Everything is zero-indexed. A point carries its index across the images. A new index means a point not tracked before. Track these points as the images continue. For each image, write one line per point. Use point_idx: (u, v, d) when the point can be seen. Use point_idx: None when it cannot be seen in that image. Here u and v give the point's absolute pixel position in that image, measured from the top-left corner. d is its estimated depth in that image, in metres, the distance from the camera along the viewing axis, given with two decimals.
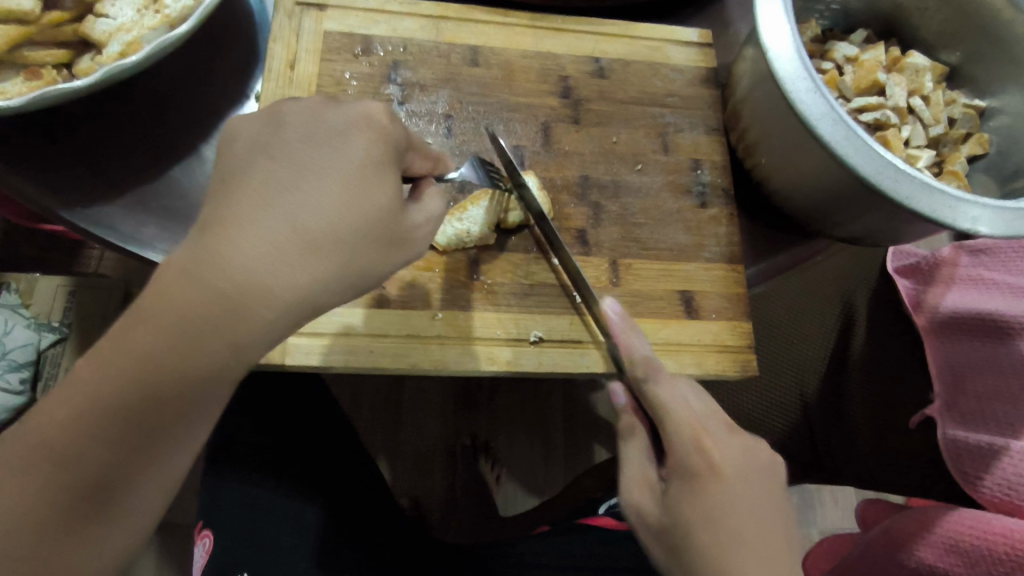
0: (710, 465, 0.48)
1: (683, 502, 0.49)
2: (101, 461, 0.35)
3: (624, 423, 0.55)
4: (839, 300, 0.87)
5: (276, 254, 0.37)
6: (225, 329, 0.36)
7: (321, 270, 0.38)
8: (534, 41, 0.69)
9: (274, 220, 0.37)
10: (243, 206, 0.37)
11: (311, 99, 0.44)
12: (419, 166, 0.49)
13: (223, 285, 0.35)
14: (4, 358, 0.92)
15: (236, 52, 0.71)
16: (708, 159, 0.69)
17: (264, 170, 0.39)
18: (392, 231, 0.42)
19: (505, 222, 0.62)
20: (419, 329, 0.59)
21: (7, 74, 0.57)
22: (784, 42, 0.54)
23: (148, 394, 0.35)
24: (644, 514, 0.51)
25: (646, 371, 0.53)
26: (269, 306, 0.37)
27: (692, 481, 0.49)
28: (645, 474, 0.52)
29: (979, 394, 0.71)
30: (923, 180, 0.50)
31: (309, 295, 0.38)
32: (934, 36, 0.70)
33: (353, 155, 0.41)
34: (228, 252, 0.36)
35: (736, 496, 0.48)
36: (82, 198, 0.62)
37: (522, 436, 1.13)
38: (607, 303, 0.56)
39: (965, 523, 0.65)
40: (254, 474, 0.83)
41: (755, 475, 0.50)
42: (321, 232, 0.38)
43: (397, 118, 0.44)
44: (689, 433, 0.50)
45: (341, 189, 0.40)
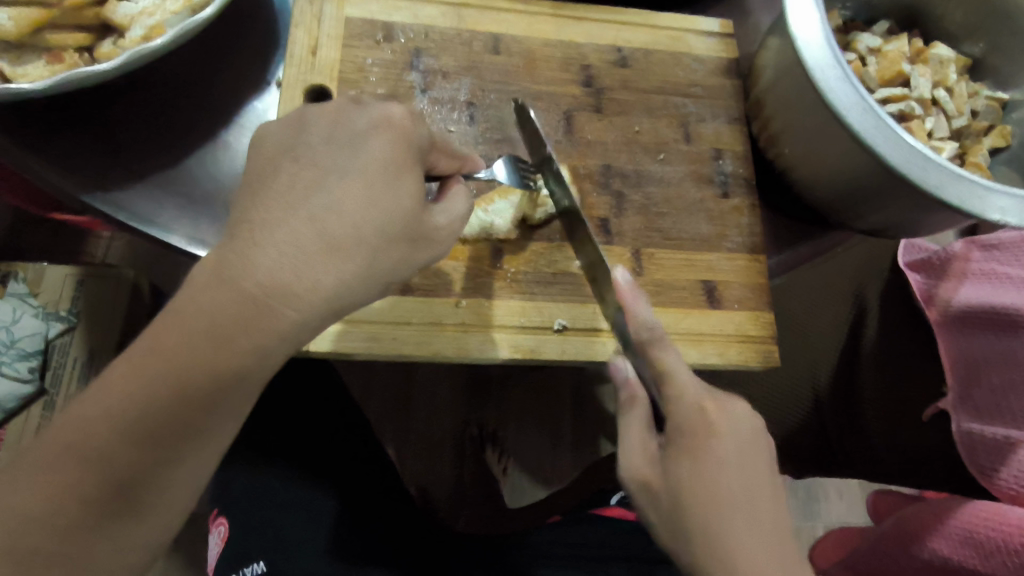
0: (710, 429, 0.49)
1: (683, 468, 0.49)
2: (135, 447, 0.34)
3: (625, 395, 0.54)
4: (852, 294, 0.87)
5: (299, 255, 0.37)
6: (251, 329, 0.35)
7: (343, 270, 0.38)
8: (557, 30, 0.69)
9: (299, 220, 0.37)
10: (270, 209, 0.38)
11: (331, 102, 0.43)
12: (443, 166, 0.49)
13: (252, 289, 0.36)
14: (13, 347, 0.92)
15: (256, 38, 0.70)
16: (731, 149, 0.68)
17: (293, 172, 0.39)
18: (414, 229, 0.42)
19: (528, 218, 0.62)
20: (441, 316, 0.59)
21: (27, 57, 0.57)
22: (813, 30, 0.53)
23: (180, 383, 0.35)
24: (644, 481, 0.51)
25: (651, 337, 0.51)
26: (296, 305, 0.36)
27: (689, 446, 0.49)
28: (644, 441, 0.52)
29: (993, 387, 0.71)
30: (952, 169, 0.50)
31: (335, 296, 0.38)
32: (958, 27, 0.69)
33: (372, 155, 0.41)
34: (255, 255, 0.36)
35: (732, 454, 0.49)
36: (104, 183, 0.62)
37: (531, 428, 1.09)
38: (617, 273, 0.53)
39: (980, 515, 0.65)
40: (267, 463, 0.83)
41: (754, 444, 0.50)
42: (343, 233, 0.38)
43: (418, 120, 0.44)
44: (691, 399, 0.50)
45: (363, 189, 0.40)
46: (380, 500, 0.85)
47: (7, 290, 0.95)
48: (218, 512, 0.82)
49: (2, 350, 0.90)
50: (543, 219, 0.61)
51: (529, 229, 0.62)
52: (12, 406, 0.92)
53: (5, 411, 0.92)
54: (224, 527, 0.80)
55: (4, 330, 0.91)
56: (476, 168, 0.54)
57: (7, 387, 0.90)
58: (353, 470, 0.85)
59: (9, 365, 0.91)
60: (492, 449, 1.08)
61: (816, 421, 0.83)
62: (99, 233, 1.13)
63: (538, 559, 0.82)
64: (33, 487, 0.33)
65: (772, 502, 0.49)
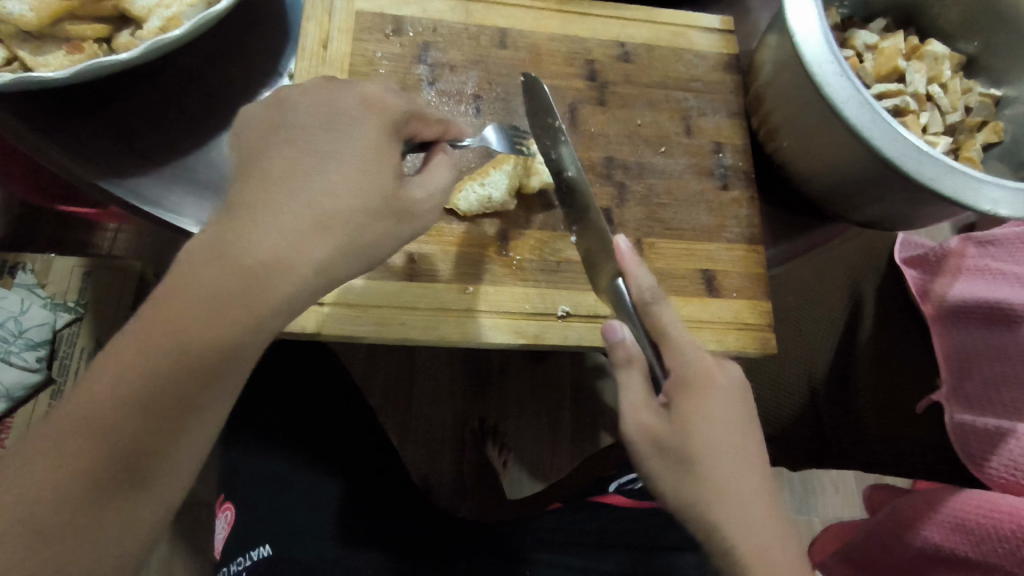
0: (709, 381, 0.51)
1: (690, 417, 0.50)
2: (146, 413, 0.35)
3: (623, 355, 0.52)
4: (848, 288, 0.89)
5: (291, 234, 0.38)
6: (251, 301, 0.37)
7: (332, 247, 0.39)
8: (561, 25, 0.70)
9: (289, 201, 0.39)
10: (261, 192, 0.39)
11: (314, 81, 0.45)
12: (426, 134, 0.49)
13: (247, 261, 0.37)
14: (21, 337, 0.94)
15: (267, 30, 0.72)
16: (730, 143, 0.70)
17: (284, 156, 0.40)
18: (399, 205, 0.43)
19: (523, 187, 0.64)
20: (447, 303, 0.60)
21: (47, 48, 0.59)
22: (811, 26, 0.55)
23: (190, 354, 0.36)
24: (650, 433, 0.50)
25: (653, 295, 0.53)
26: (291, 276, 0.38)
27: (691, 394, 0.50)
28: (647, 397, 0.51)
29: (986, 378, 0.73)
30: (946, 162, 0.52)
31: (324, 270, 0.39)
32: (952, 26, 0.71)
33: (362, 137, 0.42)
34: (248, 236, 0.37)
35: (727, 405, 0.51)
36: (118, 169, 0.64)
37: (530, 418, 1.15)
38: (619, 240, 0.55)
39: (972, 504, 0.67)
40: (275, 447, 0.85)
41: (743, 396, 0.53)
42: (334, 212, 0.40)
43: (395, 94, 0.46)
44: (692, 351, 0.52)
45: (349, 171, 0.41)
46: (387, 485, 0.87)
47: (17, 281, 0.98)
48: (225, 497, 0.84)
49: (10, 340, 0.93)
50: (539, 187, 0.63)
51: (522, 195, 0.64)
52: (21, 394, 0.93)
53: (15, 400, 0.94)
54: (233, 512, 0.81)
55: (13, 320, 0.93)
56: (460, 134, 0.55)
57: (16, 376, 0.93)
58: (360, 456, 0.87)
59: (17, 354, 0.93)
60: (492, 444, 1.11)
61: (811, 413, 0.85)
62: (104, 226, 1.14)
63: (538, 543, 0.84)
64: (49, 461, 0.34)
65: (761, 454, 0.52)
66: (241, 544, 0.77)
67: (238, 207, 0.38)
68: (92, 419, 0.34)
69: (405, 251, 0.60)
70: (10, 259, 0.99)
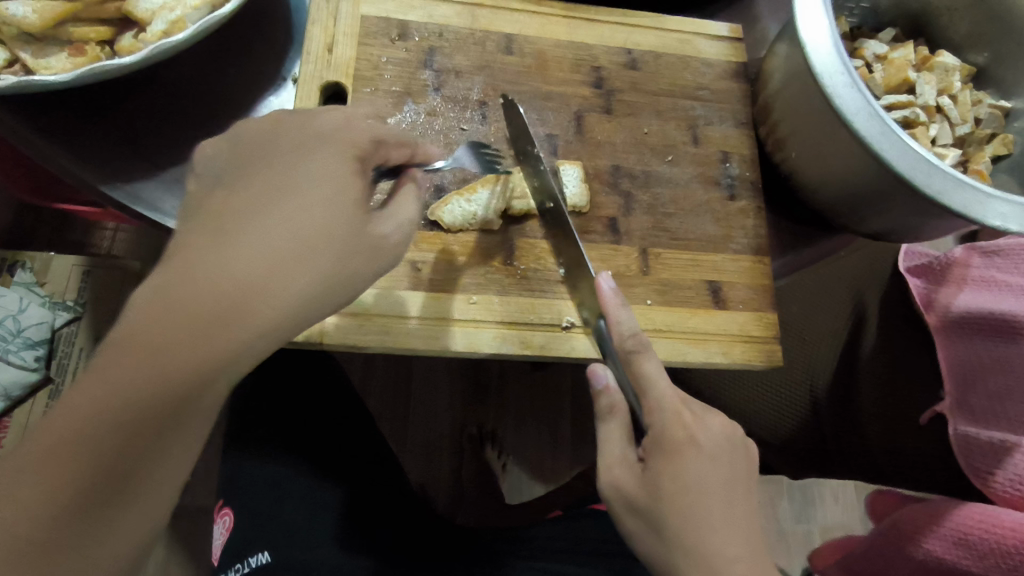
0: (689, 440, 0.49)
1: (662, 477, 0.49)
2: (129, 429, 0.34)
3: (605, 403, 0.54)
4: (851, 302, 0.88)
5: (254, 269, 0.36)
6: (212, 342, 0.35)
7: (299, 281, 0.38)
8: (568, 31, 0.70)
9: (250, 236, 0.37)
10: (221, 224, 0.37)
11: (273, 113, 0.44)
12: (394, 158, 0.48)
13: (206, 303, 0.35)
14: (19, 336, 0.92)
15: (272, 36, 0.71)
16: (738, 152, 0.69)
17: (241, 188, 0.39)
18: (371, 234, 0.42)
19: (511, 210, 0.62)
20: (452, 312, 0.60)
21: (50, 49, 0.58)
22: (822, 36, 0.55)
23: (175, 368, 0.35)
24: (623, 491, 0.51)
25: (634, 344, 0.54)
26: (258, 315, 0.36)
27: (667, 455, 0.49)
28: (623, 452, 0.52)
29: (990, 392, 0.72)
30: (956, 176, 0.51)
31: (293, 307, 0.38)
32: (961, 37, 0.70)
33: (322, 167, 0.41)
34: (209, 270, 0.36)
35: (708, 466, 0.49)
36: (123, 174, 0.63)
37: (530, 424, 1.14)
38: (600, 280, 0.56)
39: (975, 518, 0.66)
40: (274, 454, 0.84)
41: (730, 454, 0.51)
42: (298, 245, 0.38)
43: (357, 122, 0.45)
44: (670, 406, 0.51)
45: (319, 200, 0.40)
46: (387, 494, 0.86)
47: (15, 279, 0.96)
48: (223, 502, 0.83)
49: (9, 339, 0.91)
50: (523, 212, 0.62)
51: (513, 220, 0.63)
52: (20, 393, 0.93)
53: (14, 399, 0.93)
54: (228, 517, 0.80)
55: (12, 318, 0.91)
56: (430, 157, 0.53)
57: (14, 375, 0.91)
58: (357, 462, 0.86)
59: (15, 352, 0.91)
60: (491, 447, 1.11)
61: (815, 431, 0.82)
62: (104, 224, 1.13)
63: (537, 550, 0.83)
64: (52, 466, 0.33)
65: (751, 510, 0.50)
66: (235, 554, 0.75)
67: (226, 224, 0.37)
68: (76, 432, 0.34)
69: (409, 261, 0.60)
70: (10, 256, 0.98)
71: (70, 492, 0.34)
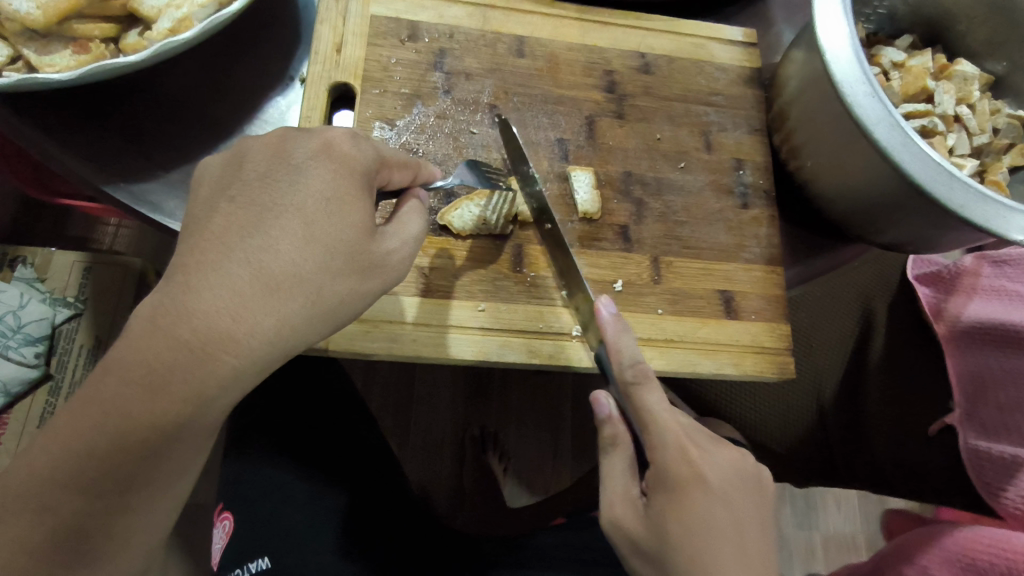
0: (694, 476, 0.49)
1: (665, 514, 0.49)
2: (130, 445, 0.36)
3: (608, 436, 0.54)
4: (859, 310, 0.86)
5: (237, 300, 0.37)
6: (189, 377, 0.36)
7: (284, 310, 0.39)
8: (581, 34, 0.69)
9: (235, 265, 0.38)
10: (205, 252, 0.38)
11: (274, 130, 0.44)
12: (397, 180, 0.49)
13: (186, 336, 0.36)
14: (19, 332, 0.92)
15: (279, 34, 0.70)
16: (751, 160, 0.68)
17: (227, 213, 0.39)
18: (362, 258, 0.43)
19: (519, 215, 0.62)
20: (462, 320, 0.59)
21: (55, 46, 0.57)
22: (842, 43, 0.54)
23: (166, 382, 0.36)
24: (626, 530, 0.51)
25: (634, 374, 0.52)
26: (246, 342, 0.37)
27: (673, 492, 0.49)
28: (627, 488, 0.52)
29: (1002, 404, 0.71)
30: (978, 188, 0.50)
31: (276, 337, 0.38)
32: (980, 45, 0.69)
33: (320, 189, 0.41)
34: (192, 300, 0.36)
35: (717, 503, 0.48)
36: (124, 174, 0.62)
37: (533, 431, 1.13)
38: (600, 304, 0.55)
39: (983, 541, 0.64)
40: (276, 457, 0.83)
41: (738, 483, 0.50)
42: (283, 274, 0.39)
43: (357, 142, 0.45)
44: (674, 442, 0.50)
45: (314, 224, 0.40)
46: (389, 497, 0.85)
47: (16, 275, 0.96)
48: (224, 505, 0.81)
49: (8, 335, 0.91)
50: (525, 217, 0.62)
51: (519, 227, 0.62)
52: (19, 390, 0.92)
53: (13, 396, 0.92)
54: (229, 522, 0.79)
55: (11, 315, 0.91)
56: (432, 177, 0.54)
57: (12, 371, 0.90)
58: (360, 468, 0.85)
59: (15, 349, 0.91)
60: (493, 451, 1.08)
61: (820, 436, 0.81)
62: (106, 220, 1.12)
63: (539, 560, 0.82)
64: (73, 463, 0.36)
65: (761, 547, 0.49)
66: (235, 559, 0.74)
67: (231, 242, 0.38)
68: (87, 437, 0.36)
69: (416, 267, 0.59)
70: (11, 252, 0.97)
71: (86, 488, 0.36)
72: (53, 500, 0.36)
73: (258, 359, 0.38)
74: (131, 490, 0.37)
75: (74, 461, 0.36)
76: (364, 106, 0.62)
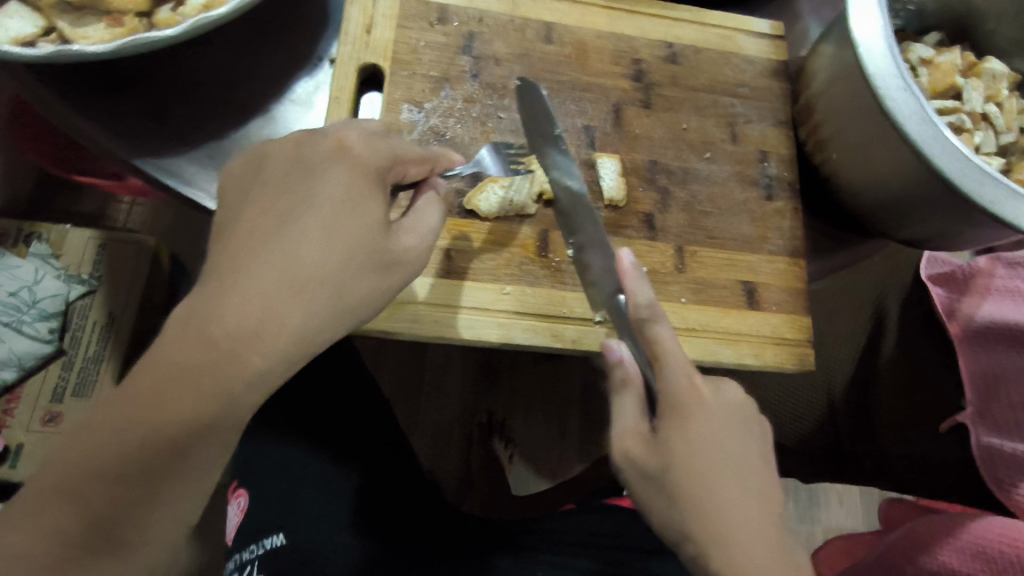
0: (701, 404, 0.49)
1: (675, 441, 0.48)
2: (168, 430, 0.38)
3: (618, 377, 0.52)
4: (873, 304, 0.85)
5: (264, 301, 0.39)
6: (219, 374, 0.38)
7: (310, 310, 0.40)
8: (609, 22, 0.68)
9: (262, 267, 0.39)
10: (236, 253, 0.40)
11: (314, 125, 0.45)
12: (414, 173, 0.50)
13: (216, 335, 0.38)
14: (35, 307, 0.93)
15: (307, 13, 0.70)
16: (776, 152, 0.69)
17: (255, 214, 0.41)
18: (382, 255, 0.44)
19: (543, 193, 0.61)
20: (487, 303, 0.59)
21: (88, 19, 0.57)
22: (875, 35, 0.54)
23: (199, 368, 0.38)
24: (635, 460, 0.50)
25: (649, 313, 0.52)
26: (276, 341, 0.39)
27: (679, 418, 0.49)
28: (637, 423, 0.51)
29: (1013, 402, 0.71)
30: (1009, 185, 0.50)
31: (303, 336, 0.40)
32: (1008, 43, 0.69)
33: (334, 188, 0.42)
34: (221, 302, 0.38)
35: (723, 430, 0.49)
36: (154, 149, 0.63)
37: (538, 416, 1.01)
38: (623, 255, 0.54)
39: (993, 531, 0.65)
40: (291, 436, 0.84)
41: (741, 417, 0.51)
42: (307, 274, 0.40)
43: (371, 140, 0.46)
44: (681, 369, 0.50)
45: (332, 223, 0.41)
46: (400, 479, 0.86)
47: (31, 251, 0.96)
48: (236, 483, 0.82)
49: (24, 309, 0.92)
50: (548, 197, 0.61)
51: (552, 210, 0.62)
52: (33, 364, 0.93)
53: (26, 369, 0.93)
54: (245, 499, 0.79)
55: (27, 291, 0.93)
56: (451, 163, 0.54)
57: (28, 346, 0.92)
58: (372, 449, 0.86)
59: (30, 324, 0.92)
60: (499, 438, 1.07)
61: (830, 432, 0.81)
62: (120, 199, 1.13)
63: (552, 542, 0.83)
64: (109, 445, 0.37)
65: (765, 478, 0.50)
66: (247, 533, 0.75)
67: (254, 243, 0.40)
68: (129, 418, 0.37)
69: (439, 249, 0.59)
70: (28, 227, 0.97)
71: (118, 471, 0.37)
72: (95, 477, 0.37)
73: (284, 358, 0.40)
74: (163, 475, 0.38)
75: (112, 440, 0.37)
76: (393, 87, 0.62)
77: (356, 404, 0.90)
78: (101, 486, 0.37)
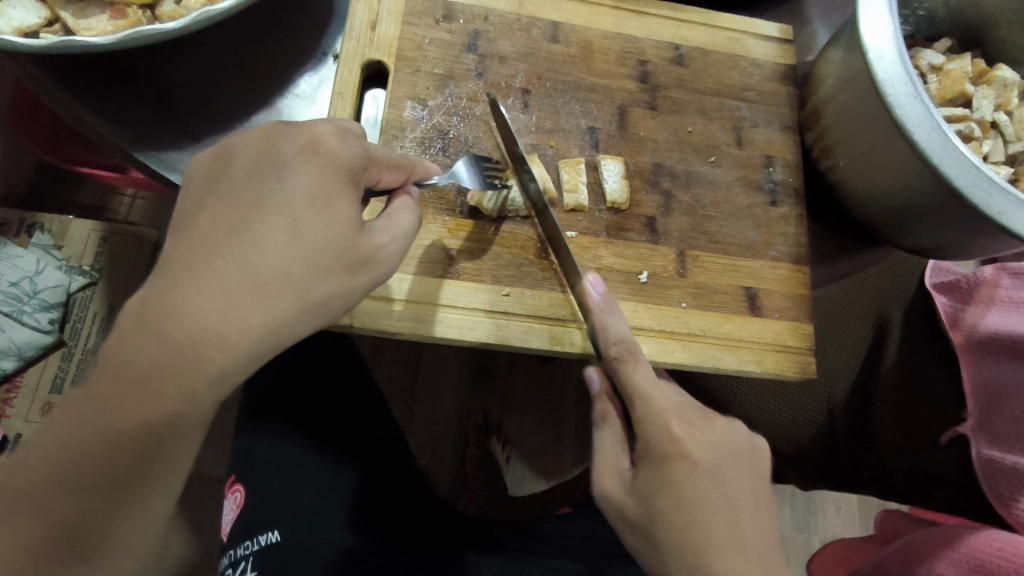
0: (680, 452, 0.47)
1: (672, 480, 0.47)
2: (145, 423, 0.38)
3: (597, 411, 0.53)
4: (873, 313, 0.84)
5: (222, 301, 0.38)
6: (180, 374, 0.37)
7: (275, 308, 0.40)
8: (616, 22, 0.68)
9: (223, 265, 0.39)
10: (195, 251, 0.39)
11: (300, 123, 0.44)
12: (388, 180, 0.48)
13: (176, 335, 0.37)
14: (35, 298, 0.92)
15: (312, 7, 0.69)
16: (781, 157, 0.68)
17: (211, 213, 0.40)
18: (352, 254, 0.43)
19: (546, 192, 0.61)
20: (488, 303, 0.59)
21: (91, 10, 0.57)
22: (885, 42, 0.53)
23: (171, 364, 0.37)
24: (613, 501, 0.50)
25: (620, 351, 0.51)
26: (234, 344, 0.39)
27: (663, 467, 0.47)
28: (618, 460, 0.51)
29: (1015, 416, 0.70)
30: (1017, 197, 0.49)
31: (266, 333, 0.40)
32: (1020, 51, 0.68)
33: (301, 188, 0.41)
34: (180, 300, 0.38)
35: (709, 484, 0.47)
36: (155, 140, 0.62)
37: (534, 417, 1.05)
38: (589, 282, 0.55)
39: (992, 545, 0.64)
40: (287, 432, 0.83)
41: (737, 459, 0.49)
42: (271, 273, 0.40)
43: (345, 137, 0.44)
44: (660, 415, 0.48)
45: (296, 224, 0.41)
46: (395, 475, 0.85)
47: (33, 242, 0.96)
48: (235, 478, 0.81)
49: (24, 300, 0.92)
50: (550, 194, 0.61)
51: (558, 212, 0.61)
52: (32, 355, 0.93)
53: (25, 360, 0.92)
54: (240, 494, 0.80)
55: (27, 281, 0.92)
56: (426, 173, 0.53)
57: (28, 337, 0.91)
58: (368, 445, 0.86)
59: (30, 315, 0.92)
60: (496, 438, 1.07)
61: (829, 439, 0.80)
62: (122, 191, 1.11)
63: (546, 546, 0.82)
64: (91, 434, 0.37)
65: (757, 504, 0.49)
66: (243, 531, 0.75)
67: (217, 241, 0.39)
68: (108, 410, 0.37)
69: (445, 249, 0.59)
70: (29, 218, 0.97)
71: (105, 458, 0.37)
72: (82, 463, 0.37)
73: (249, 352, 0.39)
74: (148, 461, 0.38)
75: (90, 430, 0.37)
76: (397, 84, 0.62)
77: (353, 403, 0.90)
78: (89, 468, 0.37)
